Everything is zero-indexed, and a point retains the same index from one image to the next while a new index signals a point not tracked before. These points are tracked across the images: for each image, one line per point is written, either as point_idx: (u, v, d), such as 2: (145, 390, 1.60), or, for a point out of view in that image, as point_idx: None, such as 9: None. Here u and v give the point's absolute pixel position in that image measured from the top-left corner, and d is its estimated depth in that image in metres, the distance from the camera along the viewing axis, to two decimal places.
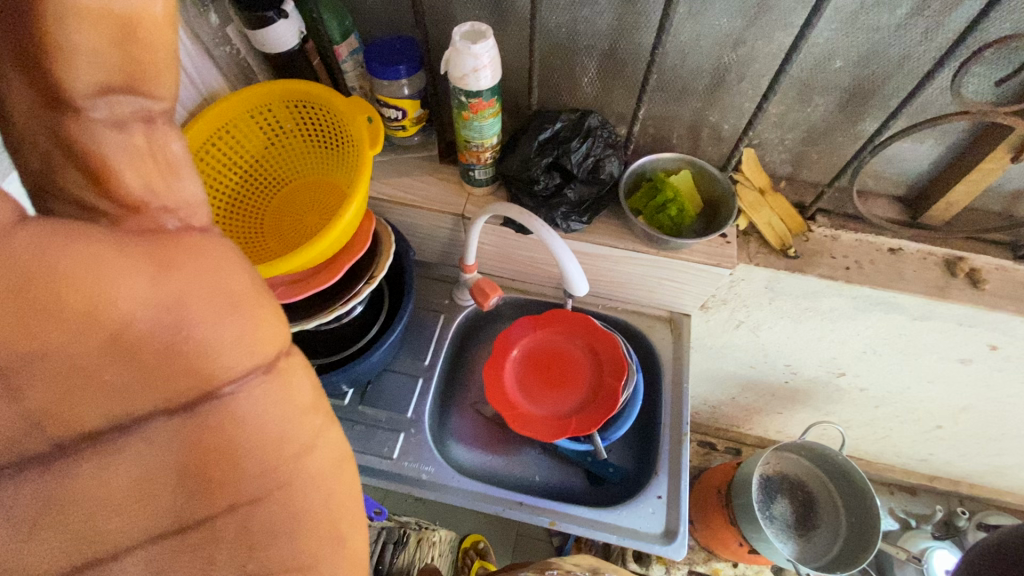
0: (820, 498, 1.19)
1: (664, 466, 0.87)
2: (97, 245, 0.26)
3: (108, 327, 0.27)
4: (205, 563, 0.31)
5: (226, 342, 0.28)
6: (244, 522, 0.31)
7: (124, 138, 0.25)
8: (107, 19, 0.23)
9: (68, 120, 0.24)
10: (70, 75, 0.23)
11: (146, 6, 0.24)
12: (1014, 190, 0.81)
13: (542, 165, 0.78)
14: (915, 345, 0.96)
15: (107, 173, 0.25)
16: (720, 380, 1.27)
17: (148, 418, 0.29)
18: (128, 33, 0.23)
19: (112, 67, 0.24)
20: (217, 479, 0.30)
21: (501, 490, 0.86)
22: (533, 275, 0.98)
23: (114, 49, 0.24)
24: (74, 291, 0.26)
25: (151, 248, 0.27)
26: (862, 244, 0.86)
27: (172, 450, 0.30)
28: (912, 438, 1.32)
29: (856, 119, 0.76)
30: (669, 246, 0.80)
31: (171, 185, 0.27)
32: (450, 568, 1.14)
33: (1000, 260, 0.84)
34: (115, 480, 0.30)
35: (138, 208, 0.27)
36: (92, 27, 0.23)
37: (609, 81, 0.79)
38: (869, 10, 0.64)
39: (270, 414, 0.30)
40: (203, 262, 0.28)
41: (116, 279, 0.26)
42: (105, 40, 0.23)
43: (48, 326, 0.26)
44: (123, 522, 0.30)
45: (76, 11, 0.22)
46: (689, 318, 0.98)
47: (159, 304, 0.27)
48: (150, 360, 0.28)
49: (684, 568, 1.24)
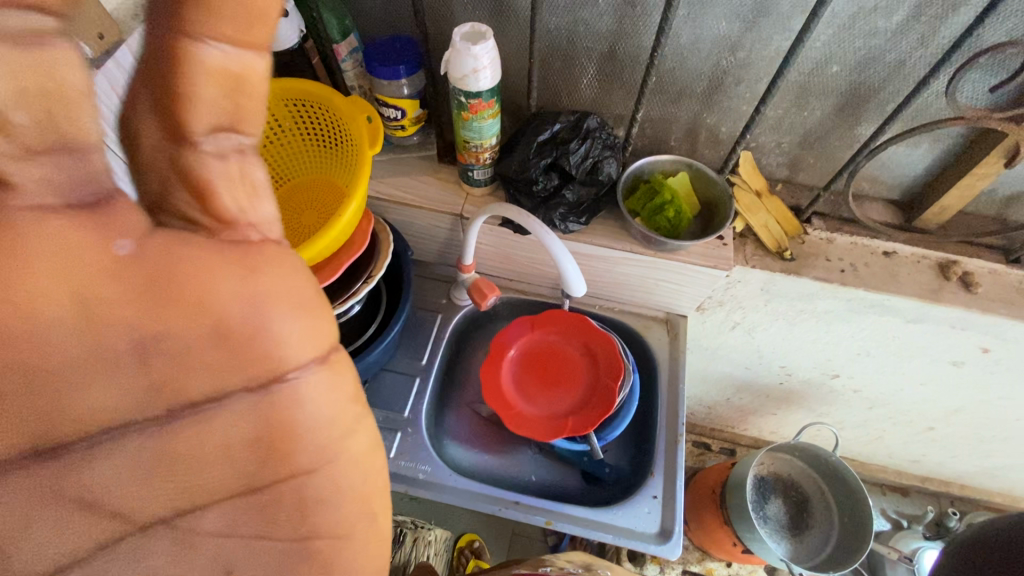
0: (813, 498, 1.20)
1: (660, 467, 0.88)
2: (193, 246, 0.29)
3: (204, 314, 0.29)
4: (266, 523, 0.34)
5: (292, 336, 0.31)
6: (298, 493, 0.34)
7: (224, 167, 0.28)
8: (224, 75, 0.26)
9: (185, 152, 0.27)
10: (193, 114, 0.26)
11: (252, 63, 0.26)
12: (1007, 194, 0.81)
13: (541, 166, 0.79)
14: (908, 347, 0.97)
15: (206, 192, 0.28)
16: (715, 381, 1.28)
17: (226, 397, 0.31)
18: (238, 86, 0.26)
19: (224, 110, 0.27)
20: (281, 452, 0.32)
21: (497, 489, 0.86)
22: (531, 276, 0.99)
23: (226, 96, 0.26)
24: (175, 281, 0.29)
25: (241, 252, 0.30)
26: (857, 247, 0.87)
27: (242, 425, 0.31)
28: (905, 440, 1.33)
29: (853, 123, 0.77)
30: (666, 248, 0.81)
31: (256, 206, 0.30)
32: (445, 567, 1.14)
33: (993, 264, 0.85)
34: (199, 444, 0.32)
35: (229, 222, 0.29)
36: (212, 79, 0.26)
37: (608, 83, 0.79)
38: (867, 15, 0.65)
39: (326, 400, 0.32)
40: (282, 265, 0.31)
41: (208, 273, 0.29)
42: (219, 88, 0.26)
43: (152, 309, 0.29)
44: (203, 483, 0.33)
45: (202, 66, 0.25)
46: (685, 320, 0.99)
47: (249, 300, 0.30)
48: (234, 345, 0.30)
49: (678, 568, 1.25)
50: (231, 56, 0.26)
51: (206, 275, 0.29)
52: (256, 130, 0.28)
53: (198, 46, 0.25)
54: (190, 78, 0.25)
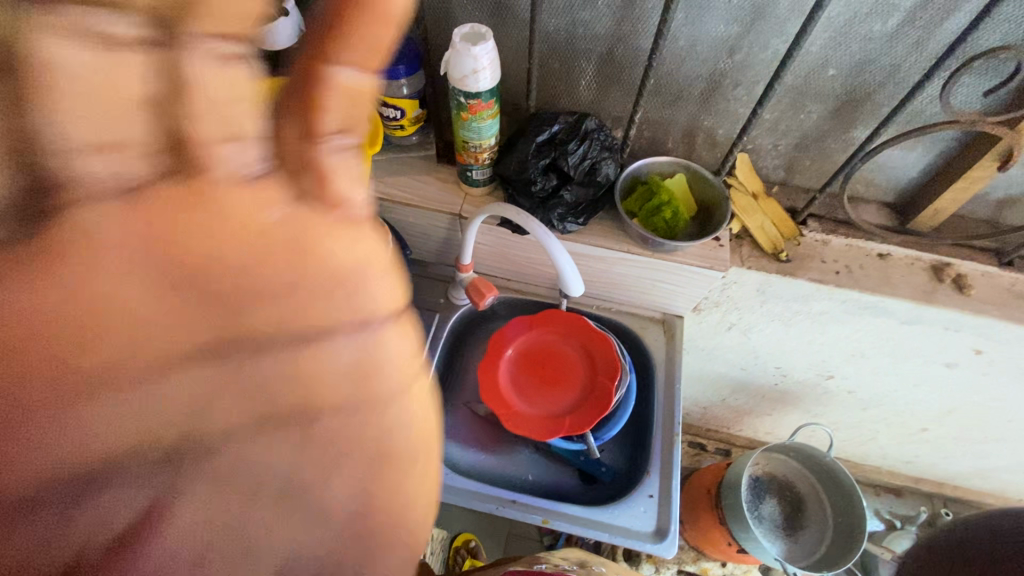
0: (807, 498, 1.22)
1: (656, 466, 0.89)
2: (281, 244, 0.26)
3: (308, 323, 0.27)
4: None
5: (389, 357, 0.28)
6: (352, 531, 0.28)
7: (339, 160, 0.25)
8: (349, 91, 0.23)
9: (306, 148, 0.24)
10: (318, 114, 0.23)
11: (369, 79, 0.23)
12: (1000, 197, 0.82)
13: (539, 166, 0.79)
14: (902, 348, 0.98)
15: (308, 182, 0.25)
16: (711, 382, 1.28)
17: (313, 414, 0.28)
18: (359, 100, 0.24)
19: (350, 116, 0.24)
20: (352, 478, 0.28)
21: (494, 488, 0.87)
22: (529, 276, 0.99)
23: (349, 107, 0.24)
24: (267, 283, 0.27)
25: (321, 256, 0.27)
26: (852, 249, 0.87)
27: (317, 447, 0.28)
28: (898, 440, 1.34)
29: (849, 127, 0.78)
30: (663, 249, 0.81)
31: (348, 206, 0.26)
32: (441, 567, 1.14)
33: (986, 266, 0.86)
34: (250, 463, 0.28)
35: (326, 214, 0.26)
36: (339, 92, 0.23)
37: (607, 85, 0.80)
38: (863, 20, 0.65)
39: (414, 427, 0.29)
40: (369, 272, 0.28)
41: (313, 278, 0.27)
42: (341, 101, 0.23)
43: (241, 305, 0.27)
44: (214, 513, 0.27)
45: (334, 68, 0.23)
46: (681, 321, 0.99)
47: (326, 299, 0.27)
48: (316, 362, 0.28)
49: (673, 567, 1.26)
50: (358, 79, 0.23)
51: (287, 276, 0.27)
52: (358, 130, 0.25)
53: (335, 65, 0.23)
54: (315, 86, 0.23)
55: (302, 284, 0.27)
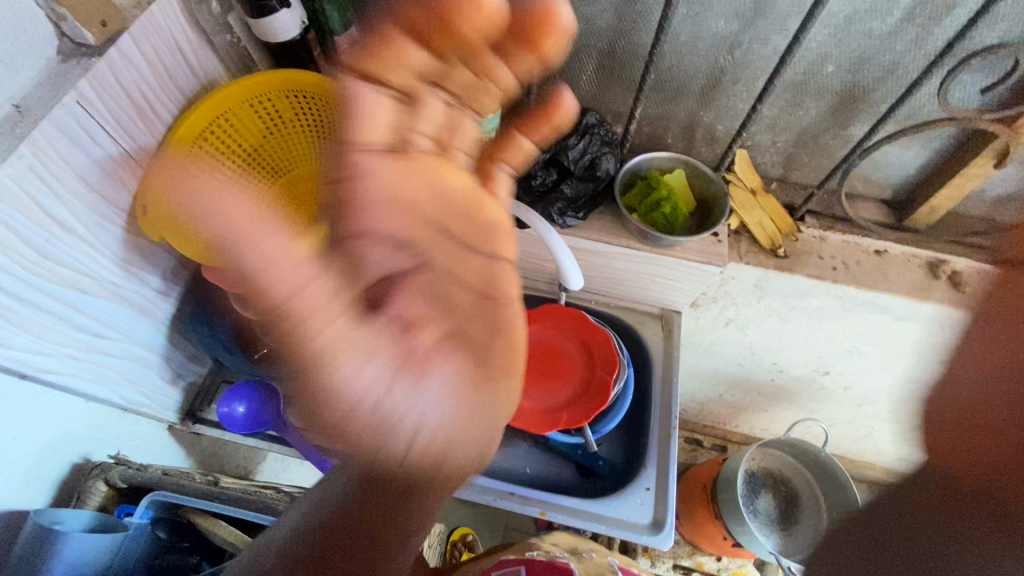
0: (802, 491, 1.23)
1: (653, 459, 0.90)
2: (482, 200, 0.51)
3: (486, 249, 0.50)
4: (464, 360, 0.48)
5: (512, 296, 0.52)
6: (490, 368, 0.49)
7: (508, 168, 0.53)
8: (552, 123, 0.52)
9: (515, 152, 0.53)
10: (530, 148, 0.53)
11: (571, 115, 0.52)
12: (996, 195, 0.83)
13: (539, 160, 0.80)
14: (898, 345, 0.99)
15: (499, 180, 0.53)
16: (708, 378, 1.29)
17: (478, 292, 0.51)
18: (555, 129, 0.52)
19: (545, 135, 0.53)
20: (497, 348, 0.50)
21: (493, 480, 0.89)
22: (529, 270, 1.00)
23: (547, 131, 0.53)
24: (466, 224, 0.50)
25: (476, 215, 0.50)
26: (849, 246, 0.88)
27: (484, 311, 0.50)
28: (893, 437, 1.35)
29: (847, 124, 0.78)
30: (661, 243, 0.82)
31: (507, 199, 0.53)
32: (438, 559, 1.15)
33: (982, 264, 0.85)
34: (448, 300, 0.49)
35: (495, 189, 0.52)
36: (547, 126, 0.52)
37: (607, 80, 0.80)
38: (862, 17, 0.66)
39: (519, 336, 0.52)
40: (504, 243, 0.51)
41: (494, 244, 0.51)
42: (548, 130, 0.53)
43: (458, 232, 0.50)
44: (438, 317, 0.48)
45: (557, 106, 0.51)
46: (680, 316, 1.01)
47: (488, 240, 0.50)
48: (474, 266, 0.50)
49: (668, 561, 1.27)
50: (571, 109, 0.51)
51: (490, 231, 0.50)
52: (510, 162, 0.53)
53: (564, 108, 0.51)
54: (541, 127, 0.53)
55: (476, 221, 0.50)
